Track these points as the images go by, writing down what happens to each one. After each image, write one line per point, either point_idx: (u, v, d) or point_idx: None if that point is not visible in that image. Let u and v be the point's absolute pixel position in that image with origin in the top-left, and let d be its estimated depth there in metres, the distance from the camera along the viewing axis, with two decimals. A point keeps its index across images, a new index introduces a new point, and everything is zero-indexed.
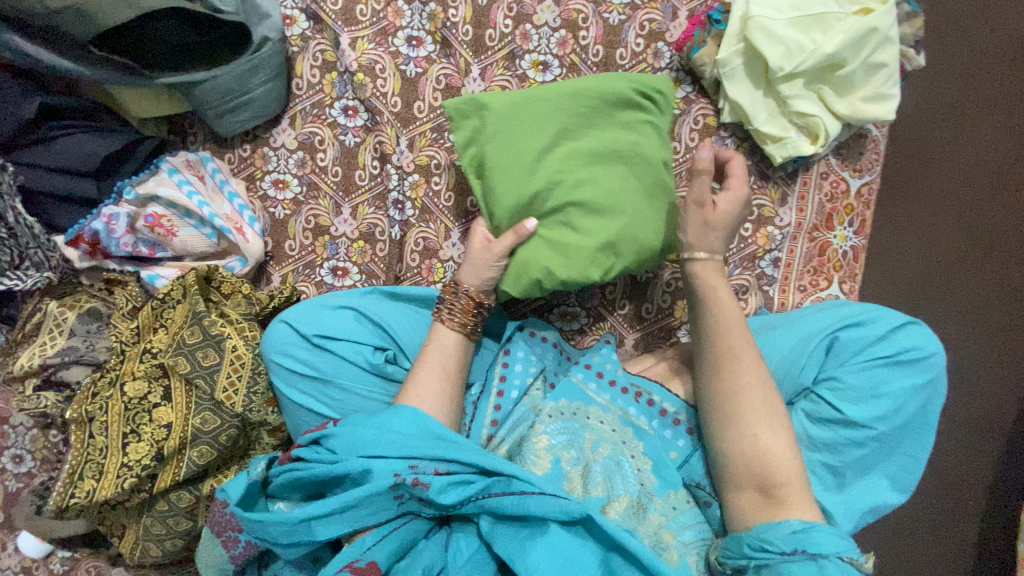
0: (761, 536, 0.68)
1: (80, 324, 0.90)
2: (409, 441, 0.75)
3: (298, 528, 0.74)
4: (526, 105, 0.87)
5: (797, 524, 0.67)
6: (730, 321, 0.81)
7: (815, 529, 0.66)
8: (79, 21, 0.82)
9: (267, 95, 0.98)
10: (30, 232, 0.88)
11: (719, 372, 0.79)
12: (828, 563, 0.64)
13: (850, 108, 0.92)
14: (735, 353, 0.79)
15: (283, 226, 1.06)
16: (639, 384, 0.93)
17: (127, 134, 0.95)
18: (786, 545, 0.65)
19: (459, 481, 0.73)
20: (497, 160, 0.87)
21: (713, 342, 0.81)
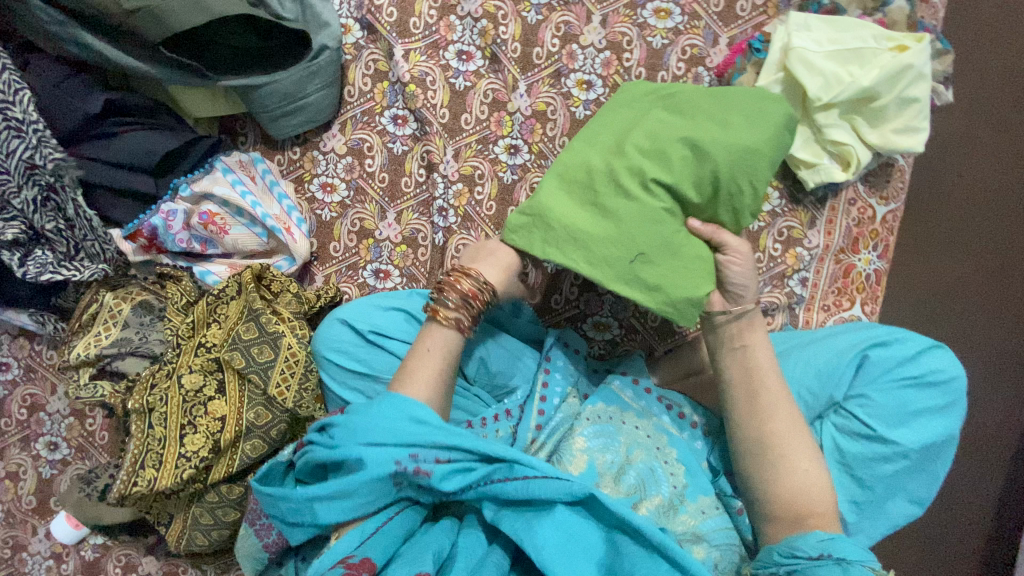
0: (789, 541, 0.70)
1: (134, 316, 0.93)
2: (400, 428, 0.72)
3: (303, 507, 0.74)
4: (583, 197, 0.80)
5: (824, 533, 0.69)
6: (766, 367, 0.79)
7: (843, 540, 0.68)
8: (150, 22, 0.83)
9: (321, 101, 1.02)
10: (88, 224, 0.91)
11: (750, 416, 0.77)
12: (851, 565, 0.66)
13: (884, 138, 0.97)
14: (772, 395, 0.77)
15: (329, 228, 1.09)
16: (664, 392, 0.98)
17: (185, 134, 0.97)
18: (813, 550, 0.68)
19: (462, 467, 0.73)
20: (640, 240, 0.76)
21: (743, 382, 0.79)
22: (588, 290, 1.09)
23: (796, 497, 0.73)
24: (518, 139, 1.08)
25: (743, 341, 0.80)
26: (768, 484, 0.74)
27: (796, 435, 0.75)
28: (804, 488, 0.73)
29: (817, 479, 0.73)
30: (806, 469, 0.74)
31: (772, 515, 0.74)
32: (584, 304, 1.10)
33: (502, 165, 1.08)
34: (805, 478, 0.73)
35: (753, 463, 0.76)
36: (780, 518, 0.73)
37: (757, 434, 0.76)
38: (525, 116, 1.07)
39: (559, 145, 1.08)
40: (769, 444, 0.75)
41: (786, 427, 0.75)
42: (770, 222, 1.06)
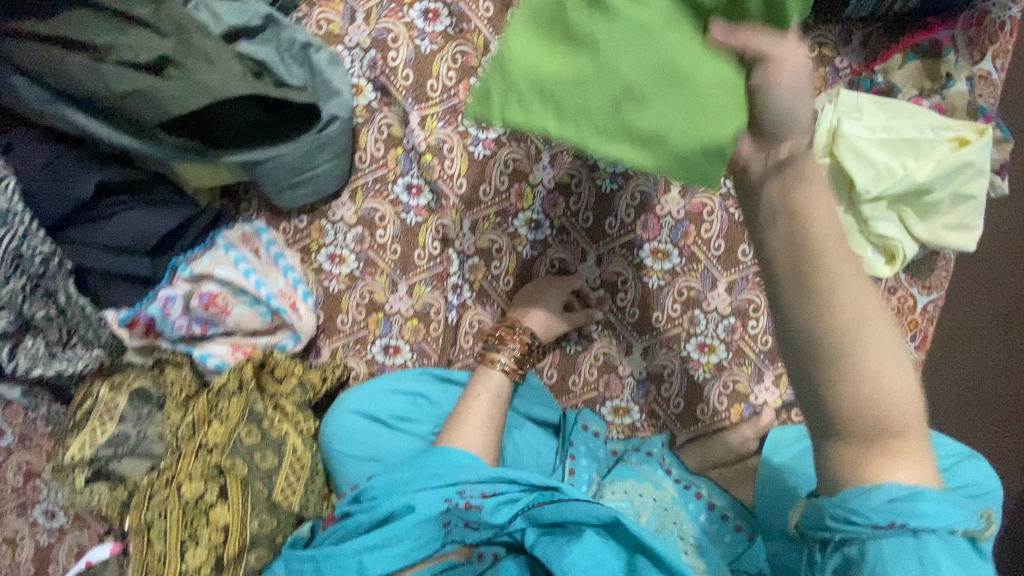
0: (844, 509, 0.46)
1: (131, 408, 0.88)
2: (451, 470, 0.78)
3: (352, 561, 0.74)
4: (543, 29, 0.52)
5: (896, 488, 0.45)
6: (828, 227, 0.43)
7: (924, 495, 0.45)
8: (146, 106, 0.75)
9: (330, 172, 0.95)
10: (81, 311, 0.86)
11: (795, 302, 0.44)
12: (929, 541, 0.45)
13: (932, 232, 0.89)
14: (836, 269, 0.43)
15: (337, 300, 1.03)
16: (688, 478, 0.94)
17: (185, 211, 0.91)
18: (882, 520, 0.45)
19: (505, 500, 0.75)
20: (628, 71, 0.50)
21: (791, 263, 0.44)
22: (608, 372, 1.04)
23: (867, 412, 0.44)
24: (540, 213, 1.01)
25: (796, 199, 0.44)
26: (827, 402, 0.45)
27: (873, 320, 0.43)
28: (878, 401, 0.44)
29: (896, 387, 0.44)
30: (875, 373, 0.44)
31: (838, 440, 0.47)
32: (604, 386, 1.05)
33: (522, 239, 1.01)
34: (885, 389, 0.44)
35: (806, 374, 0.45)
36: (845, 439, 0.46)
37: (810, 326, 0.44)
38: (547, 189, 1.00)
39: (582, 219, 1.01)
40: (827, 345, 0.43)
41: (854, 317, 0.43)
42: None
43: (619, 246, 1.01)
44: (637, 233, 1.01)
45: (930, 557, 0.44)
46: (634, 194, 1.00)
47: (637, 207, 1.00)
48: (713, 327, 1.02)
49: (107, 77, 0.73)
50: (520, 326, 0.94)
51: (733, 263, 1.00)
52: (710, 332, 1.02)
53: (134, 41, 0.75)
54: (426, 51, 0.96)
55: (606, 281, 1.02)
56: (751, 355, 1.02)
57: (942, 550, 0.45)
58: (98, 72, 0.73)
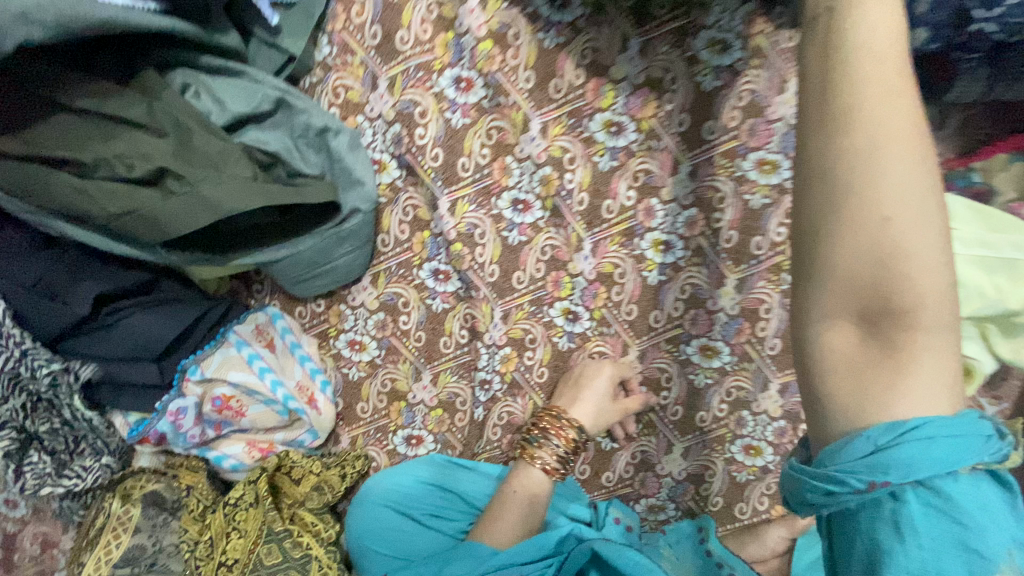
0: (818, 479, 0.38)
1: (146, 518, 0.82)
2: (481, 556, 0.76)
3: None
4: None
5: (881, 426, 0.35)
6: (872, 41, 0.35)
7: (908, 435, 0.35)
8: (145, 226, 0.66)
9: (351, 263, 0.86)
10: (89, 424, 0.80)
11: (810, 117, 0.37)
12: (910, 502, 0.35)
13: (1022, 352, 0.59)
14: (859, 70, 0.35)
15: (357, 388, 0.97)
16: (722, 556, 0.92)
17: (195, 308, 0.84)
18: (861, 482, 0.36)
19: None
20: None
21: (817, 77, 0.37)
22: (645, 469, 0.99)
23: (871, 269, 0.34)
24: (579, 305, 0.91)
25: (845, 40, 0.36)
26: (822, 262, 0.36)
27: (900, 156, 0.34)
28: (885, 256, 0.34)
29: (915, 242, 0.33)
30: (885, 219, 0.34)
31: (829, 325, 0.37)
32: (638, 481, 1.00)
33: (557, 329, 0.92)
34: (900, 242, 0.34)
35: (806, 221, 0.37)
36: (836, 320, 0.36)
37: (814, 149, 0.36)
38: (588, 280, 0.90)
39: (626, 311, 0.91)
40: (825, 179, 0.35)
41: (876, 137, 0.34)
42: None
43: (663, 342, 0.92)
44: (685, 329, 0.91)
45: (909, 521, 0.35)
46: (684, 286, 0.89)
47: (687, 301, 0.90)
48: (761, 429, 0.92)
49: (97, 198, 0.64)
50: (567, 416, 0.85)
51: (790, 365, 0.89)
52: (759, 434, 0.92)
53: (127, 149, 0.66)
54: (457, 125, 0.87)
55: (648, 378, 0.95)
56: None
57: (925, 507, 0.35)
58: (87, 192, 0.64)
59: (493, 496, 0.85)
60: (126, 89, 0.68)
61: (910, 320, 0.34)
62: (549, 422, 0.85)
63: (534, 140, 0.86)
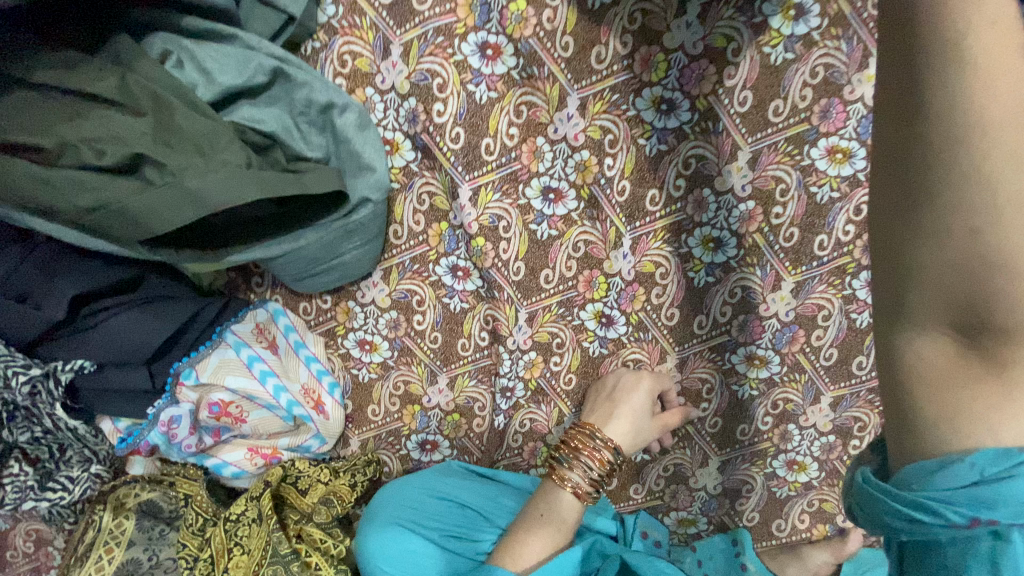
0: (905, 506, 0.35)
1: (140, 531, 0.77)
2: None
3: None
4: None
5: (990, 453, 0.32)
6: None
7: (1018, 469, 0.32)
8: (119, 222, 0.56)
9: (359, 258, 0.76)
10: (74, 433, 0.73)
11: (893, 100, 0.31)
12: (1014, 541, 0.32)
13: None
14: (956, 34, 0.28)
15: (368, 390, 0.89)
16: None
17: (186, 306, 0.75)
18: (959, 516, 0.33)
19: None
20: None
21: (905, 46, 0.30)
22: (678, 482, 0.91)
23: (963, 283, 0.30)
24: (614, 308, 0.82)
25: None
26: (906, 271, 0.32)
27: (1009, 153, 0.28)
28: (980, 271, 0.29)
29: (1023, 251, 0.28)
30: (975, 230, 0.29)
31: (918, 336, 0.33)
32: (669, 495, 0.92)
33: (589, 333, 0.84)
34: (1003, 252, 0.28)
35: (886, 227, 0.33)
36: (923, 330, 0.33)
37: (896, 141, 0.31)
38: (625, 281, 0.81)
39: (666, 315, 0.82)
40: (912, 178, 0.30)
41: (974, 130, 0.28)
42: None
43: (707, 350, 0.83)
44: (732, 335, 0.82)
45: (1010, 558, 0.32)
46: (734, 288, 0.80)
47: (736, 305, 0.80)
48: (808, 445, 0.86)
49: (62, 188, 0.54)
50: (601, 434, 0.77)
51: (845, 377, 0.81)
52: (803, 449, 0.87)
53: (95, 130, 0.55)
54: (482, 100, 0.75)
55: (688, 389, 0.86)
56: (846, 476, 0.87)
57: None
58: (50, 182, 0.54)
59: (517, 517, 0.78)
60: (94, 59, 0.58)
61: (1013, 332, 0.30)
62: (583, 438, 0.77)
63: (570, 119, 0.75)
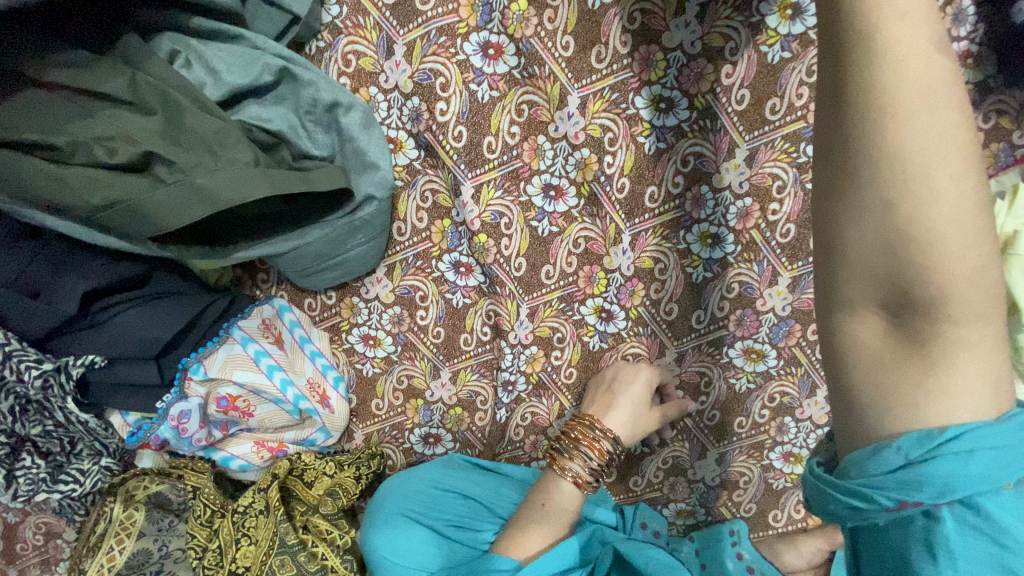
0: (843, 495, 0.36)
1: (150, 522, 0.79)
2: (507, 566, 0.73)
3: None
4: None
5: (918, 433, 0.33)
6: None
7: (941, 450, 0.32)
8: (132, 220, 0.58)
9: (364, 254, 0.78)
10: (84, 427, 0.74)
11: (821, 86, 0.32)
12: (944, 521, 0.33)
13: None
14: (868, 23, 0.29)
15: (371, 384, 0.91)
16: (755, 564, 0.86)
17: (194, 302, 0.76)
18: (889, 499, 0.34)
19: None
20: None
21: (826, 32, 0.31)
22: (676, 474, 0.92)
23: (884, 255, 0.31)
24: (614, 303, 0.84)
25: None
26: (835, 249, 0.33)
27: (921, 130, 0.29)
28: (898, 244, 0.30)
29: (937, 224, 0.29)
30: (889, 205, 0.30)
31: (851, 316, 0.34)
32: (667, 487, 0.94)
33: (589, 328, 0.85)
34: (916, 224, 0.30)
35: (818, 208, 0.33)
36: (852, 308, 0.34)
37: (823, 126, 0.32)
38: (625, 276, 0.83)
39: (665, 310, 0.84)
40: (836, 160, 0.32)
41: (888, 109, 0.29)
42: None
43: (705, 344, 0.85)
44: (730, 330, 0.83)
45: (942, 539, 0.33)
46: (732, 284, 0.81)
47: (733, 300, 0.82)
48: (804, 437, 0.87)
49: (76, 187, 0.56)
50: (600, 426, 0.78)
51: None
52: (800, 441, 0.87)
53: (108, 129, 0.57)
54: (484, 99, 0.76)
55: (686, 382, 0.87)
56: None
57: (960, 525, 0.33)
58: (64, 180, 0.55)
59: (518, 507, 0.80)
60: (105, 58, 0.59)
61: (929, 305, 0.31)
62: (584, 429, 0.78)
63: (571, 118, 0.76)
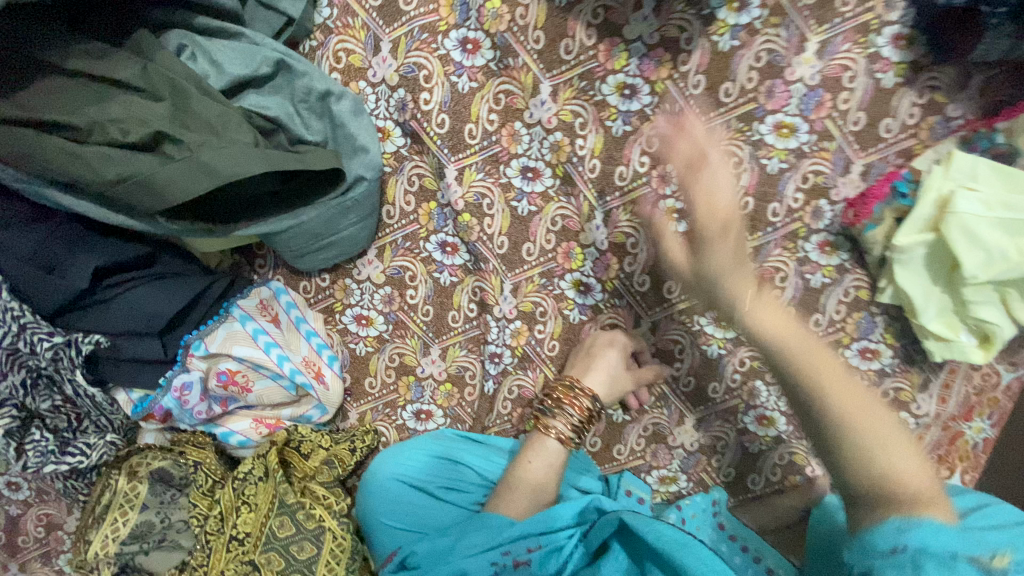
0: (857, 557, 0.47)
1: (153, 495, 0.81)
2: (499, 527, 0.77)
3: None
4: None
5: (900, 522, 0.46)
6: (802, 348, 0.53)
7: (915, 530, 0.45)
8: (142, 192, 0.63)
9: (356, 234, 0.83)
10: (91, 401, 0.78)
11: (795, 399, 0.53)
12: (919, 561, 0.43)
13: None
14: (800, 357, 0.52)
15: (365, 363, 0.96)
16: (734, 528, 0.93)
17: (196, 282, 0.81)
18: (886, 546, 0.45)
19: (551, 549, 0.75)
20: None
21: (775, 351, 0.54)
22: (657, 442, 0.97)
23: (876, 485, 0.47)
24: (591, 276, 0.90)
25: (782, 337, 0.54)
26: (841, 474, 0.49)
27: (854, 403, 0.49)
28: (878, 475, 0.47)
29: (890, 455, 0.47)
30: (869, 454, 0.48)
31: (865, 514, 0.48)
32: (650, 454, 0.98)
33: (568, 302, 0.91)
34: (880, 465, 0.47)
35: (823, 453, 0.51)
36: (860, 504, 0.49)
37: (808, 430, 0.52)
38: (600, 251, 0.89)
39: (638, 282, 0.90)
40: (823, 430, 0.50)
41: (838, 401, 0.49)
42: (876, 381, 0.92)
43: (677, 313, 0.91)
44: None
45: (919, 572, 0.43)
46: None
47: None
48: (774, 398, 0.91)
49: (92, 162, 0.61)
50: (582, 385, 0.83)
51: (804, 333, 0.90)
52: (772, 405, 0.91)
53: (122, 113, 0.63)
54: (464, 90, 0.83)
55: (661, 350, 0.93)
56: None
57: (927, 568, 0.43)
58: (82, 157, 0.61)
59: (507, 468, 0.84)
60: (120, 50, 0.65)
61: (910, 498, 0.47)
62: (566, 387, 0.84)
63: (544, 104, 0.83)
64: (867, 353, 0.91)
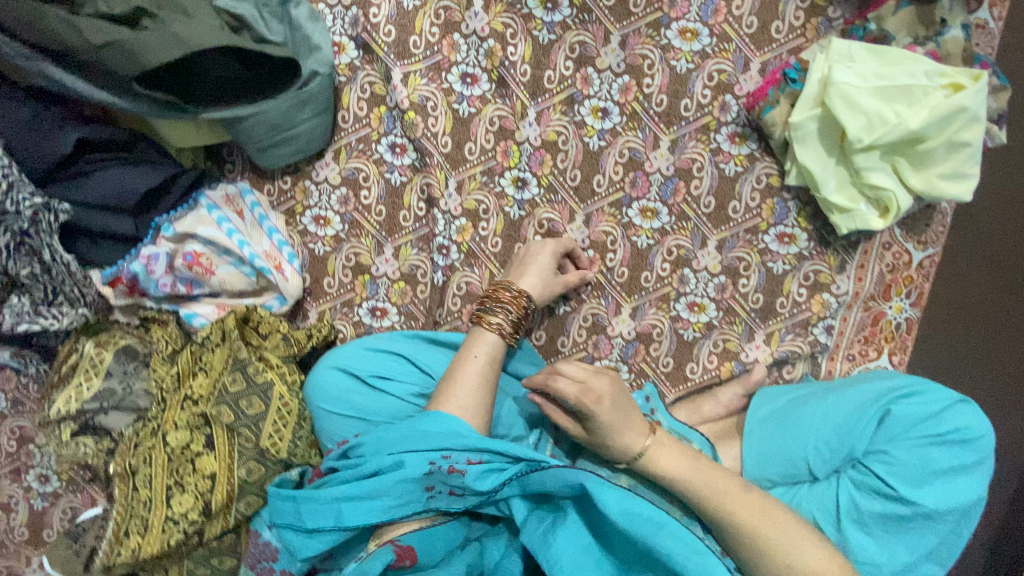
0: None
1: (117, 363, 0.89)
2: (436, 436, 0.74)
3: (329, 507, 0.74)
4: None
5: None
6: (689, 470, 0.69)
7: None
8: (123, 57, 0.75)
9: (312, 130, 0.94)
10: (65, 270, 0.86)
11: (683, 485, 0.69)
12: None
13: (928, 183, 0.88)
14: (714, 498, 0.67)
15: (323, 263, 1.03)
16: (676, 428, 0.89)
17: (168, 168, 0.90)
18: None
19: (493, 467, 0.72)
20: None
21: (704, 493, 0.67)
22: (598, 332, 1.02)
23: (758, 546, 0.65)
24: (527, 171, 0.99)
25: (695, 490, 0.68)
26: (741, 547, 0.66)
27: (727, 492, 0.67)
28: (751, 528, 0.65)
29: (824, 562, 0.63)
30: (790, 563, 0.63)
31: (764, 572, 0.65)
32: (592, 346, 1.03)
33: (508, 199, 1.00)
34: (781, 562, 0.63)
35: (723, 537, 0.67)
36: None
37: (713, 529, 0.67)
38: (534, 147, 0.99)
39: (570, 177, 0.99)
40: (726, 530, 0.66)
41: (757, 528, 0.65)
42: (796, 265, 0.99)
43: (607, 206, 0.99)
44: (626, 191, 0.99)
45: None
46: (622, 149, 0.98)
47: (625, 163, 0.98)
48: (704, 286, 1.00)
49: (83, 30, 0.73)
50: (515, 287, 0.89)
51: (723, 220, 0.98)
52: (700, 290, 1.00)
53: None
54: (408, 7, 0.97)
55: (595, 242, 1.00)
56: (743, 314, 1.01)
57: None
58: (75, 25, 0.73)
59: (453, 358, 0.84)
60: None
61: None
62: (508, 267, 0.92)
63: (477, 16, 0.96)
64: (784, 238, 0.98)
